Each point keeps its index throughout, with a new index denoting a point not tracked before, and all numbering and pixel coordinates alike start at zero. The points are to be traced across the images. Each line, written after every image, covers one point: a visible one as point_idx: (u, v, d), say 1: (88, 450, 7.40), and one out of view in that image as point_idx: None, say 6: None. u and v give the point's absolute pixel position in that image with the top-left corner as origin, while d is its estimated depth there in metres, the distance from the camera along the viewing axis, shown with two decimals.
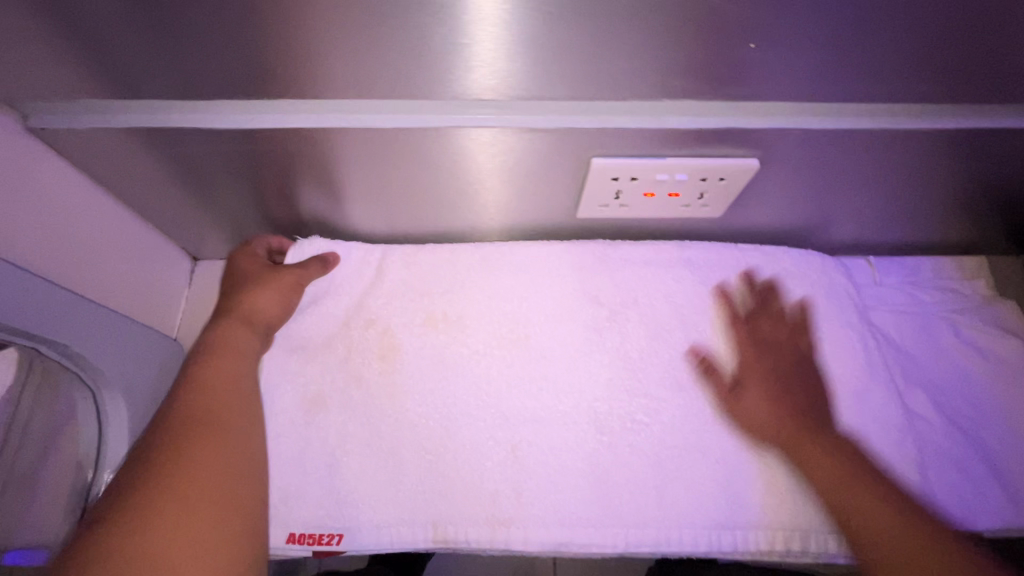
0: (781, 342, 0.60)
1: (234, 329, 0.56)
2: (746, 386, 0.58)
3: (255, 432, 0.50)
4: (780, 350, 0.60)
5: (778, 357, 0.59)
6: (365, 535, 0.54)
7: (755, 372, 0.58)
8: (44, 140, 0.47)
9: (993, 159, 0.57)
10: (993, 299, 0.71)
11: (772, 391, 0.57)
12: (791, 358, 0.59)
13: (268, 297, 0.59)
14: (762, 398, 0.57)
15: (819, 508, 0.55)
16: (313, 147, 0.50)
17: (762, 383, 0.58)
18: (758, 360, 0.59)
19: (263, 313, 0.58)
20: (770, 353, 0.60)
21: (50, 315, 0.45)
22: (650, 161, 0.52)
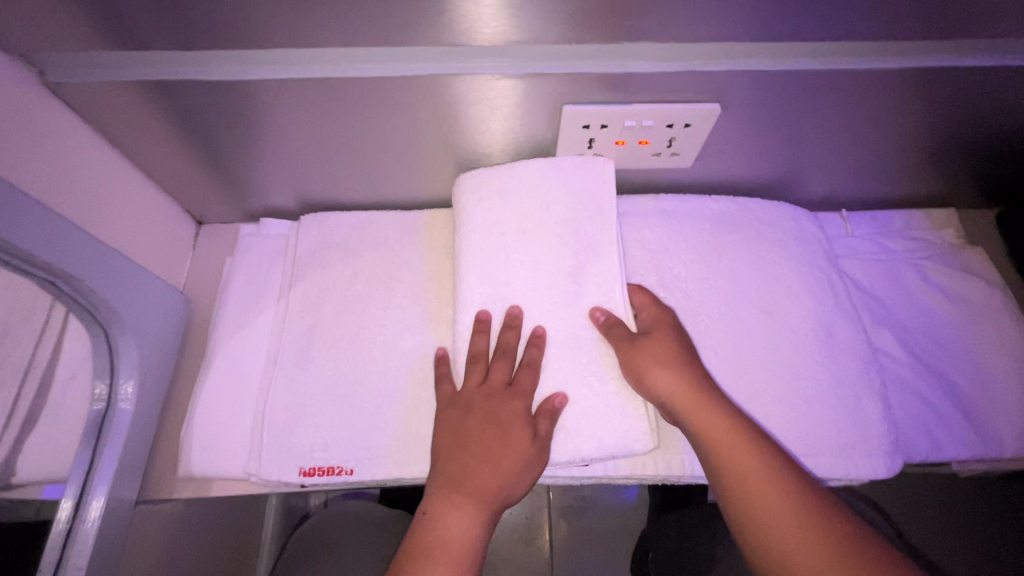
0: (499, 436, 0.53)
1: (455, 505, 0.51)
2: (457, 499, 0.51)
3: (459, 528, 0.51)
4: (513, 445, 0.53)
5: (513, 446, 0.53)
6: (365, 467, 0.59)
7: (473, 493, 0.52)
8: (58, 95, 0.52)
9: (953, 102, 0.60)
10: (961, 246, 0.74)
11: (490, 510, 0.52)
12: (511, 464, 0.52)
13: (514, 473, 0.52)
14: (507, 471, 0.52)
15: (785, 436, 0.58)
16: (303, 99, 0.54)
17: (474, 503, 0.51)
18: (475, 477, 0.52)
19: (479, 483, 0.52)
20: (498, 452, 0.53)
21: (66, 250, 0.49)
22: (619, 107, 0.56)
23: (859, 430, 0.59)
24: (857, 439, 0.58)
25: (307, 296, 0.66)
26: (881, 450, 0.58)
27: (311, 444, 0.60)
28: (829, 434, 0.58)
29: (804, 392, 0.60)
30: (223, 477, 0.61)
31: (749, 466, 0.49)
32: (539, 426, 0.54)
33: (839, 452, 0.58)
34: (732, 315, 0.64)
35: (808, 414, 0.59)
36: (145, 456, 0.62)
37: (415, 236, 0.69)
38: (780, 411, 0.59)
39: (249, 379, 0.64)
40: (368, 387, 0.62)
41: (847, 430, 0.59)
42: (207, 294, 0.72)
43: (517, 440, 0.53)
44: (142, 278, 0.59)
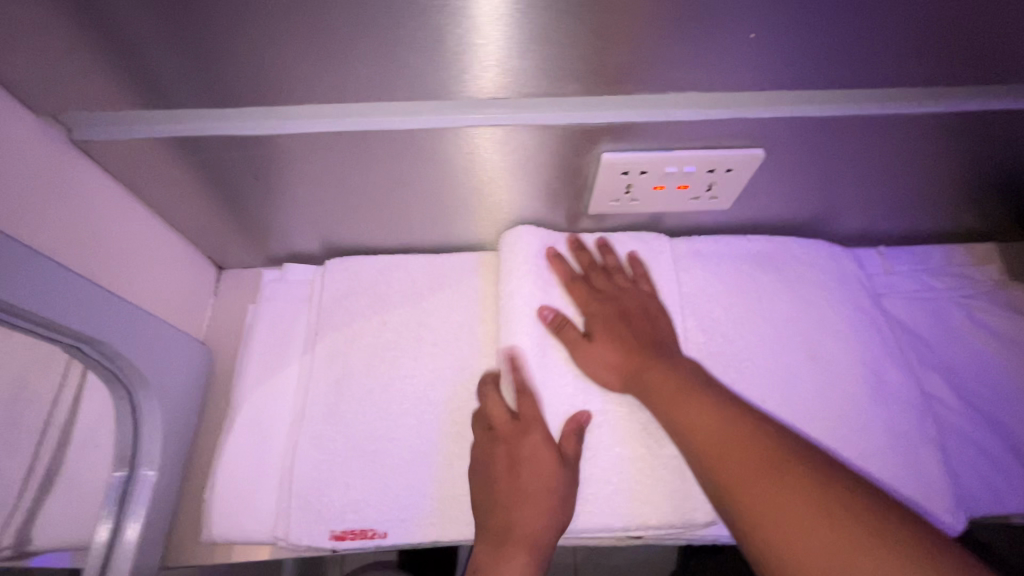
0: (527, 467, 0.52)
1: (508, 551, 0.50)
2: (509, 551, 0.50)
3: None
4: (547, 474, 0.52)
5: (547, 475, 0.52)
6: (399, 530, 0.57)
7: (523, 535, 0.50)
8: (85, 152, 0.51)
9: (1002, 142, 0.58)
10: (1006, 284, 0.71)
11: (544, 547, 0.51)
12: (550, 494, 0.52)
13: (552, 502, 0.51)
14: (545, 501, 0.51)
15: None
16: (336, 150, 0.53)
17: (524, 547, 0.50)
18: (520, 521, 0.51)
19: (528, 523, 0.51)
20: (532, 484, 0.52)
21: (94, 316, 0.47)
22: (658, 154, 0.54)
23: (917, 483, 0.56)
24: (916, 494, 0.56)
25: (334, 347, 0.64)
26: (944, 506, 0.55)
27: (342, 506, 0.57)
28: (885, 490, 0.56)
29: (856, 445, 0.57)
30: (249, 541, 0.58)
31: (733, 453, 0.46)
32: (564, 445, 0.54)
33: None
34: (777, 362, 0.61)
35: (864, 468, 0.56)
36: (168, 518, 0.59)
37: (443, 281, 0.68)
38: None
39: (276, 436, 0.62)
40: (401, 444, 0.60)
41: (904, 485, 0.56)
42: (230, 343, 0.70)
43: (548, 466, 0.52)
44: (167, 335, 0.57)
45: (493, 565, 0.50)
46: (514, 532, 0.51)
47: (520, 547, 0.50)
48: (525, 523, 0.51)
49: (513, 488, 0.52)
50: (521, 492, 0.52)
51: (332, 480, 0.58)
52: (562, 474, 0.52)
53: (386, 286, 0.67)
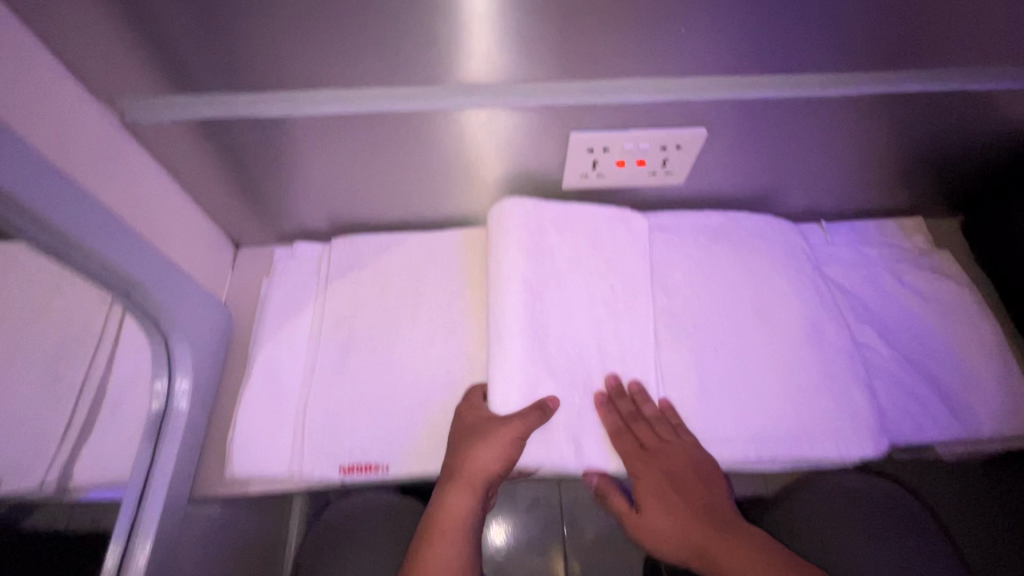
0: (482, 430, 0.60)
1: (455, 487, 0.60)
2: (453, 487, 0.60)
3: (460, 506, 0.59)
4: (497, 445, 0.59)
5: (498, 446, 0.59)
6: (399, 463, 0.65)
7: (467, 483, 0.59)
8: (132, 133, 0.60)
9: (908, 122, 0.68)
10: (930, 251, 0.81)
11: (483, 494, 0.60)
12: (498, 461, 0.59)
13: (494, 457, 0.59)
14: (491, 464, 0.59)
15: (781, 421, 0.64)
16: (345, 130, 0.62)
17: (464, 484, 0.59)
18: (467, 466, 0.59)
19: (472, 468, 0.59)
20: (482, 446, 0.59)
21: (135, 263, 0.55)
22: (617, 132, 0.64)
23: (849, 415, 0.65)
24: (848, 423, 0.64)
25: (340, 310, 0.72)
26: (872, 433, 0.64)
27: (349, 444, 0.65)
28: (821, 420, 0.64)
29: (797, 383, 0.66)
30: (267, 477, 0.66)
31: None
32: (522, 423, 0.59)
33: (831, 435, 0.64)
34: (729, 316, 0.70)
35: (802, 401, 0.65)
36: (195, 458, 0.67)
37: (437, 253, 0.76)
38: (778, 402, 0.65)
39: (289, 387, 0.70)
40: (401, 392, 0.68)
41: (837, 416, 0.65)
42: (248, 311, 0.78)
43: (501, 438, 0.59)
44: (196, 292, 0.66)
45: (438, 495, 0.60)
46: (456, 472, 0.60)
47: (464, 486, 0.59)
48: (471, 469, 0.59)
49: (468, 440, 0.60)
50: (470, 442, 0.60)
51: (341, 420, 0.66)
52: (510, 442, 0.59)
53: (386, 258, 0.76)
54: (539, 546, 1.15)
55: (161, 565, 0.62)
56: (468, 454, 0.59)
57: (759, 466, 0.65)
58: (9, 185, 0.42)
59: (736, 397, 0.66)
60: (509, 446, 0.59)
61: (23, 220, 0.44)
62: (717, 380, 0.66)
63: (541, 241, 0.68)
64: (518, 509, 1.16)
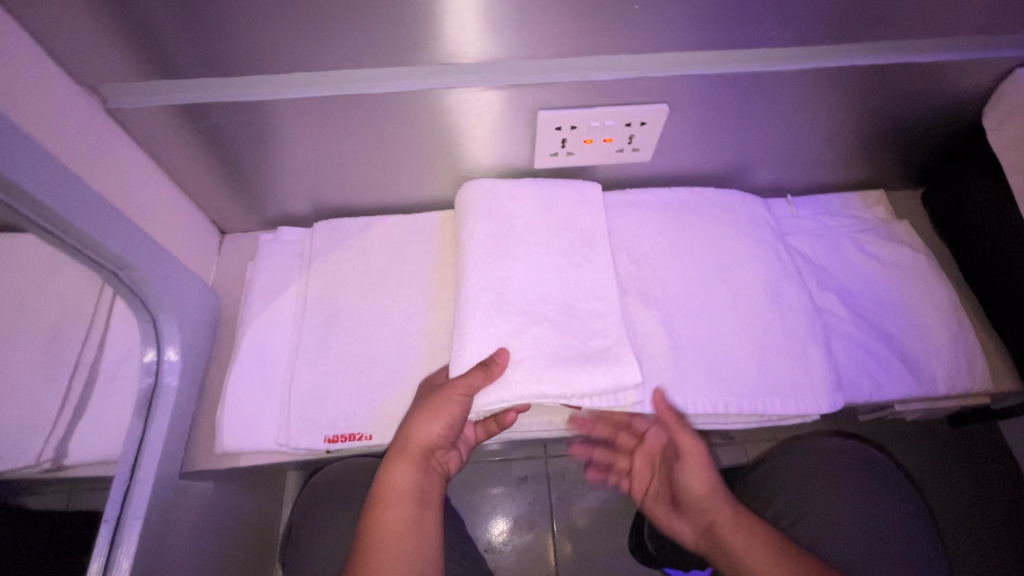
0: (425, 403, 0.64)
1: (398, 456, 0.64)
2: (398, 455, 0.64)
3: (403, 472, 0.64)
4: (434, 415, 0.62)
5: (434, 415, 0.62)
6: (382, 432, 0.67)
7: (407, 450, 0.64)
8: (115, 118, 0.62)
9: (863, 95, 0.71)
10: (890, 220, 0.85)
11: (422, 461, 0.65)
12: (433, 429, 0.63)
13: (431, 426, 0.62)
14: (428, 433, 0.63)
15: (744, 380, 0.68)
16: (321, 113, 0.65)
17: (406, 453, 0.64)
18: (411, 436, 0.64)
19: (414, 438, 0.63)
20: (421, 416, 0.63)
21: (124, 244, 0.58)
22: (583, 110, 0.67)
23: (806, 372, 0.68)
24: (805, 379, 0.68)
25: (323, 289, 0.75)
26: (827, 388, 0.68)
27: (335, 414, 0.68)
28: (781, 378, 0.68)
29: (757, 344, 0.70)
30: (256, 450, 0.69)
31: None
32: (456, 390, 0.61)
33: (790, 391, 0.68)
34: (695, 283, 0.74)
35: (762, 360, 0.69)
36: (186, 432, 0.70)
37: (417, 232, 0.79)
38: (740, 362, 0.69)
39: (276, 364, 0.72)
40: (382, 364, 0.71)
41: (795, 373, 0.68)
42: (234, 294, 0.81)
43: (437, 407, 0.62)
44: (182, 274, 0.68)
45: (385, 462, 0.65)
46: (400, 442, 0.64)
47: (406, 453, 0.64)
48: (413, 437, 0.63)
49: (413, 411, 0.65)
50: (413, 413, 0.64)
51: (326, 392, 0.69)
52: (446, 411, 0.62)
53: (367, 238, 0.79)
54: (528, 523, 1.18)
55: (157, 535, 0.65)
56: (409, 423, 0.64)
57: (721, 423, 0.70)
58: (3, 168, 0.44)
59: (701, 357, 0.69)
60: (446, 412, 0.62)
61: (21, 201, 0.47)
62: (683, 342, 0.70)
63: (512, 216, 0.71)
64: (507, 488, 1.21)
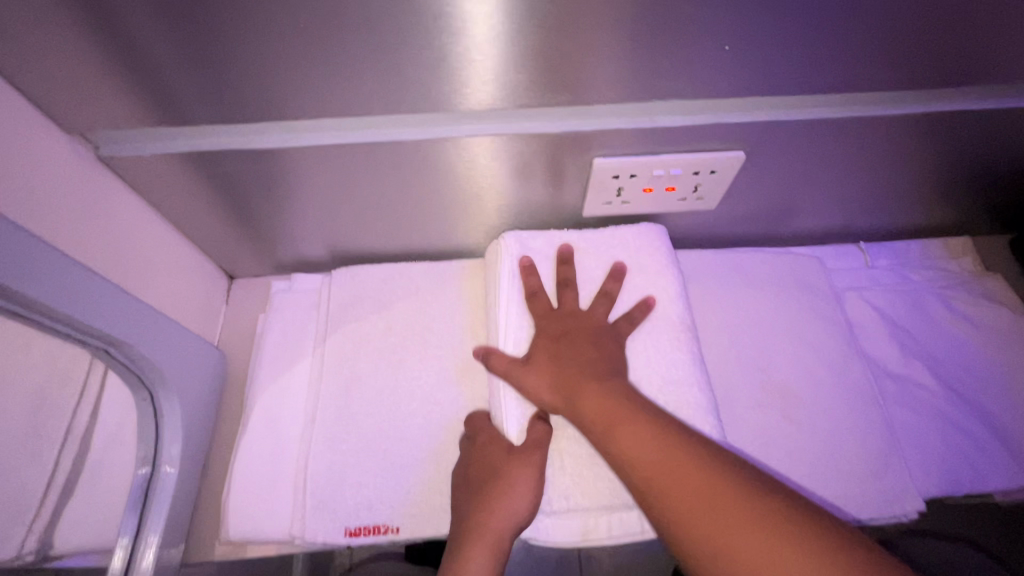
0: (500, 472, 0.52)
1: (477, 547, 0.50)
2: (473, 546, 0.50)
3: (484, 561, 0.49)
4: (517, 482, 0.51)
5: (522, 482, 0.51)
6: (409, 524, 0.59)
7: (489, 537, 0.50)
8: (108, 166, 0.54)
9: (966, 139, 0.62)
10: (980, 275, 0.75)
11: (506, 553, 0.51)
12: (522, 500, 0.51)
13: (517, 500, 0.51)
14: (517, 508, 0.51)
15: (814, 477, 0.60)
16: (346, 159, 0.56)
17: (485, 542, 0.50)
18: (494, 514, 0.51)
19: (499, 521, 0.50)
20: (507, 489, 0.51)
21: (117, 317, 0.50)
22: (647, 158, 0.58)
23: (887, 469, 0.60)
24: (886, 477, 0.60)
25: (341, 350, 0.67)
26: (912, 490, 0.60)
27: (355, 503, 0.59)
28: (860, 477, 0.60)
29: (825, 434, 0.62)
30: (265, 540, 0.60)
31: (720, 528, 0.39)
32: (539, 451, 0.53)
33: (871, 493, 0.59)
34: (755, 360, 0.67)
35: (832, 445, 0.62)
36: (188, 515, 0.62)
37: (446, 285, 0.71)
38: (810, 458, 0.61)
39: (288, 436, 0.64)
40: (409, 442, 0.62)
41: (875, 469, 0.60)
42: (242, 349, 0.73)
43: (524, 472, 0.52)
44: (184, 340, 0.60)
45: (451, 552, 0.51)
46: (475, 529, 0.51)
47: (489, 541, 0.50)
48: (496, 515, 0.51)
49: (484, 483, 0.53)
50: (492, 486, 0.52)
51: (346, 474, 0.60)
52: (535, 482, 0.52)
53: (393, 292, 0.70)
54: None
55: None
56: (484, 498, 0.52)
57: None
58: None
59: (767, 451, 0.61)
60: (535, 476, 0.52)
61: (6, 295, 0.39)
62: (745, 434, 0.62)
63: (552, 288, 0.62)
64: None
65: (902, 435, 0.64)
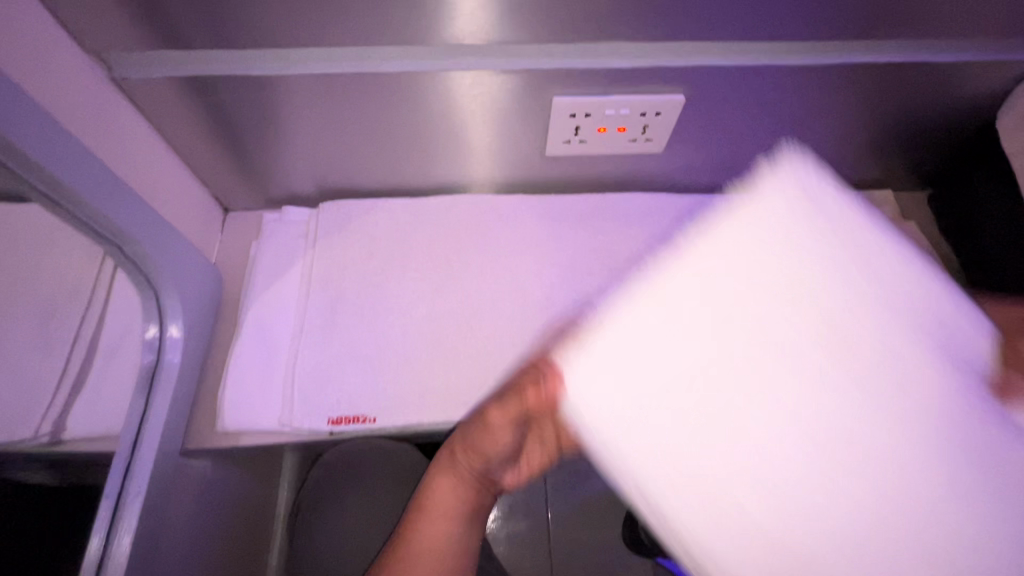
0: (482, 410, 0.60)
1: (445, 471, 0.59)
2: (444, 473, 0.60)
3: (450, 487, 0.58)
4: (490, 417, 0.59)
5: (496, 419, 0.58)
6: (385, 414, 0.67)
7: (457, 466, 0.59)
8: (120, 88, 0.61)
9: (881, 93, 0.71)
10: (897, 221, 0.85)
11: (473, 484, 0.59)
12: (493, 437, 0.58)
13: (485, 439, 0.58)
14: (488, 442, 0.58)
15: None
16: (335, 89, 0.63)
17: (454, 471, 0.59)
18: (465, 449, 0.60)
19: (469, 454, 0.59)
20: (483, 425, 0.59)
21: (126, 215, 0.56)
22: (599, 98, 0.66)
23: None
24: None
25: (328, 271, 0.74)
26: None
27: (338, 397, 0.67)
28: None
29: None
30: (258, 430, 0.68)
31: None
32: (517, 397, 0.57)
33: None
34: None
35: None
36: (186, 411, 0.70)
37: (423, 218, 0.79)
38: None
39: (279, 344, 0.72)
40: (387, 347, 0.70)
41: None
42: (236, 274, 0.80)
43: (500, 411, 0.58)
44: (183, 250, 0.67)
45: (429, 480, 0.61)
46: (449, 458, 0.60)
47: (458, 472, 0.59)
48: (471, 448, 0.59)
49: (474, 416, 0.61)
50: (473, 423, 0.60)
51: (332, 373, 0.68)
52: (514, 419, 0.58)
53: (375, 222, 0.78)
54: (522, 511, 1.19)
55: (153, 515, 0.63)
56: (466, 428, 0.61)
57: None
58: (17, 137, 0.43)
59: None
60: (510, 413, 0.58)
61: (35, 175, 0.47)
62: None
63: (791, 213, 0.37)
64: None
65: None
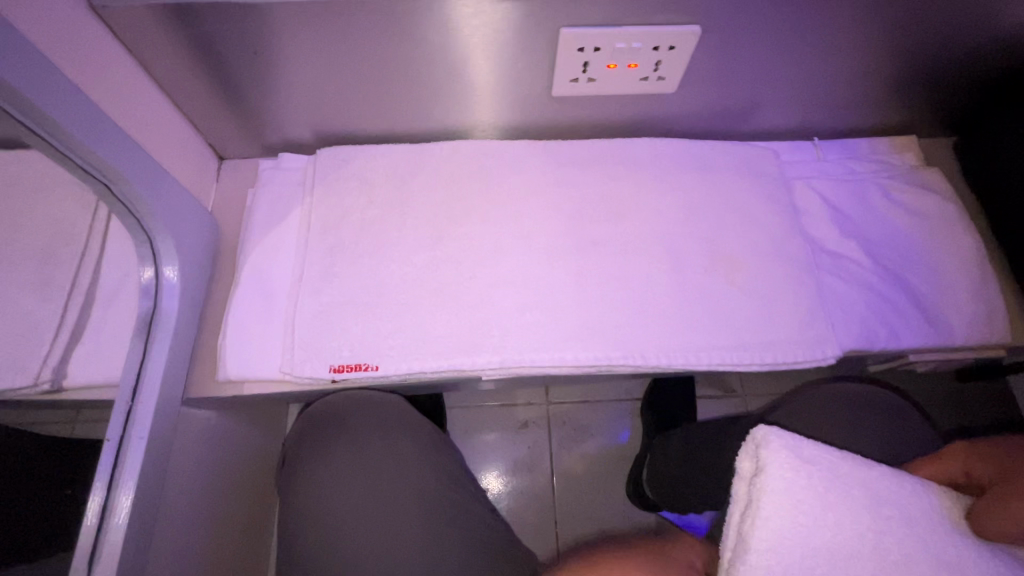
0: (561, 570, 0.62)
1: None
2: None
3: None
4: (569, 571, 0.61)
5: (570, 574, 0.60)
6: (387, 362, 0.66)
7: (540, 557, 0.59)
8: (100, 18, 0.57)
9: (912, 24, 0.66)
10: (920, 168, 0.81)
11: None
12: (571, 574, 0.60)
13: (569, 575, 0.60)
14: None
15: (746, 328, 0.68)
16: (329, 20, 0.59)
17: None
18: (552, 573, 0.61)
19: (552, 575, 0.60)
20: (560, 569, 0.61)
21: (114, 154, 0.54)
22: (609, 29, 0.62)
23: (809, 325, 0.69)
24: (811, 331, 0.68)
25: (326, 218, 0.72)
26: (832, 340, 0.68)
27: (339, 344, 0.66)
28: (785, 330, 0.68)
29: (761, 297, 0.70)
30: (259, 378, 0.67)
31: None
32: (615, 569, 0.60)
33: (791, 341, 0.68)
34: (704, 233, 0.73)
35: (766, 305, 0.70)
36: (186, 359, 0.69)
37: (423, 163, 0.75)
38: (745, 314, 0.69)
39: (278, 292, 0.70)
40: (387, 295, 0.69)
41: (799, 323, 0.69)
42: (233, 222, 0.78)
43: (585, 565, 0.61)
44: (178, 196, 0.65)
45: None
46: None
47: None
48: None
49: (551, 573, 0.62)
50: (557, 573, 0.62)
51: (333, 321, 0.67)
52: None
53: (374, 168, 0.75)
54: (527, 466, 1.19)
55: (158, 462, 0.63)
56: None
57: (735, 366, 0.68)
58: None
59: (710, 311, 0.69)
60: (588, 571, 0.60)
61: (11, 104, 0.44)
62: (690, 295, 0.70)
63: None
64: (506, 434, 1.21)
65: (830, 300, 0.72)
